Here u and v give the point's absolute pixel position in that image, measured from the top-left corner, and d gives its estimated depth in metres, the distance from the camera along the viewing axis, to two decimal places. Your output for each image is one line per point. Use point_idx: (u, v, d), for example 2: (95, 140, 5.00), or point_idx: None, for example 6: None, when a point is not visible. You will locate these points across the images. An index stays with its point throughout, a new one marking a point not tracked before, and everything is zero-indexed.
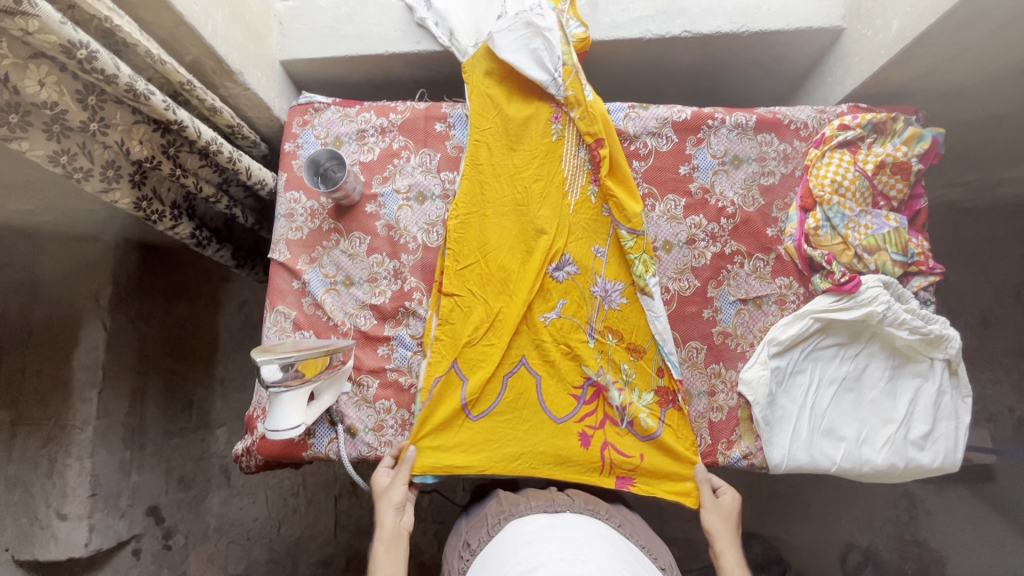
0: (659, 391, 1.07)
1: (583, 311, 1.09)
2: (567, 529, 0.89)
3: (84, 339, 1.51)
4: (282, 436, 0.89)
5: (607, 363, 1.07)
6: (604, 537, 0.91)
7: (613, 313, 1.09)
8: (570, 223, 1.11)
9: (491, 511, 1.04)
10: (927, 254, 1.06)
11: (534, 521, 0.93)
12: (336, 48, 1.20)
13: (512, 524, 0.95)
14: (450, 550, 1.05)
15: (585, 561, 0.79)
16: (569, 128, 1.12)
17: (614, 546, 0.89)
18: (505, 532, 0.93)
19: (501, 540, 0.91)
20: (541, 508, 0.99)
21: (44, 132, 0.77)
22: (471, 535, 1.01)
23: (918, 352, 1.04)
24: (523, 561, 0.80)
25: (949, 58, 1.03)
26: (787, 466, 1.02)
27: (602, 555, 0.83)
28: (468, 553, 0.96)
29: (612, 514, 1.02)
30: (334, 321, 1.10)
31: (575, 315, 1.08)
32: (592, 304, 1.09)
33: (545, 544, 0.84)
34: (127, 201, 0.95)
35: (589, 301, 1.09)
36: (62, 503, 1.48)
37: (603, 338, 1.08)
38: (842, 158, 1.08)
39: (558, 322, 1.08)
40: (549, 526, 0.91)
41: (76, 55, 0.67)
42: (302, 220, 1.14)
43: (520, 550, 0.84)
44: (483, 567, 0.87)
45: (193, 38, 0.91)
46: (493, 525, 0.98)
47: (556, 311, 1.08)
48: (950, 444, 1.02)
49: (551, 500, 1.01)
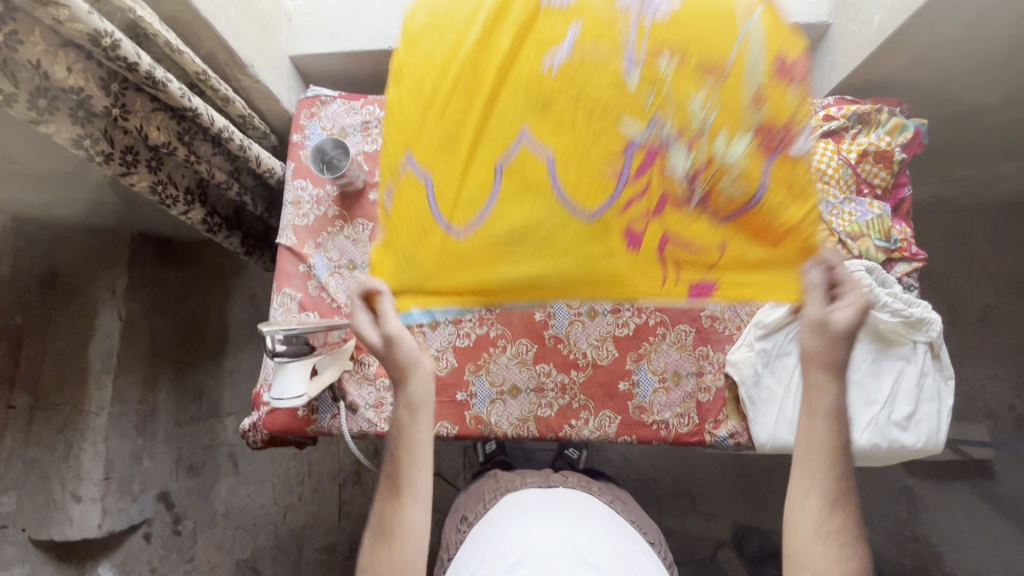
0: (760, 133, 0.59)
1: (612, 31, 0.59)
2: (559, 499, 0.96)
3: (99, 329, 1.57)
4: (286, 404, 0.94)
5: (663, 105, 0.60)
6: (593, 506, 0.97)
7: (663, 20, 0.59)
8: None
9: (488, 486, 1.08)
10: (909, 240, 1.10)
11: (527, 493, 0.98)
12: (343, 44, 1.27)
13: (507, 497, 1.00)
14: (450, 521, 1.10)
15: (572, 526, 0.86)
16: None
17: (603, 514, 0.95)
18: (498, 505, 0.98)
19: (493, 510, 0.97)
20: (535, 483, 1.03)
21: (69, 117, 0.84)
22: (468, 511, 1.05)
23: (901, 335, 1.06)
24: (517, 526, 0.87)
25: (932, 49, 1.07)
26: (772, 444, 1.06)
27: (592, 522, 0.89)
28: (466, 525, 1.01)
29: (603, 491, 1.07)
30: (337, 302, 1.15)
31: (597, 40, 0.59)
32: (625, 16, 0.60)
33: (538, 511, 0.90)
34: (144, 184, 1.01)
35: (618, 12, 0.60)
36: (77, 485, 1.53)
37: (652, 67, 0.59)
38: (826, 147, 1.11)
39: (569, 59, 0.60)
40: (541, 495, 0.97)
41: (102, 43, 0.73)
42: (308, 207, 1.20)
43: (512, 519, 0.90)
44: (479, 535, 0.92)
45: (208, 31, 0.98)
46: (489, 501, 1.03)
47: (566, 42, 0.60)
48: (932, 425, 1.05)
49: (545, 477, 1.05)
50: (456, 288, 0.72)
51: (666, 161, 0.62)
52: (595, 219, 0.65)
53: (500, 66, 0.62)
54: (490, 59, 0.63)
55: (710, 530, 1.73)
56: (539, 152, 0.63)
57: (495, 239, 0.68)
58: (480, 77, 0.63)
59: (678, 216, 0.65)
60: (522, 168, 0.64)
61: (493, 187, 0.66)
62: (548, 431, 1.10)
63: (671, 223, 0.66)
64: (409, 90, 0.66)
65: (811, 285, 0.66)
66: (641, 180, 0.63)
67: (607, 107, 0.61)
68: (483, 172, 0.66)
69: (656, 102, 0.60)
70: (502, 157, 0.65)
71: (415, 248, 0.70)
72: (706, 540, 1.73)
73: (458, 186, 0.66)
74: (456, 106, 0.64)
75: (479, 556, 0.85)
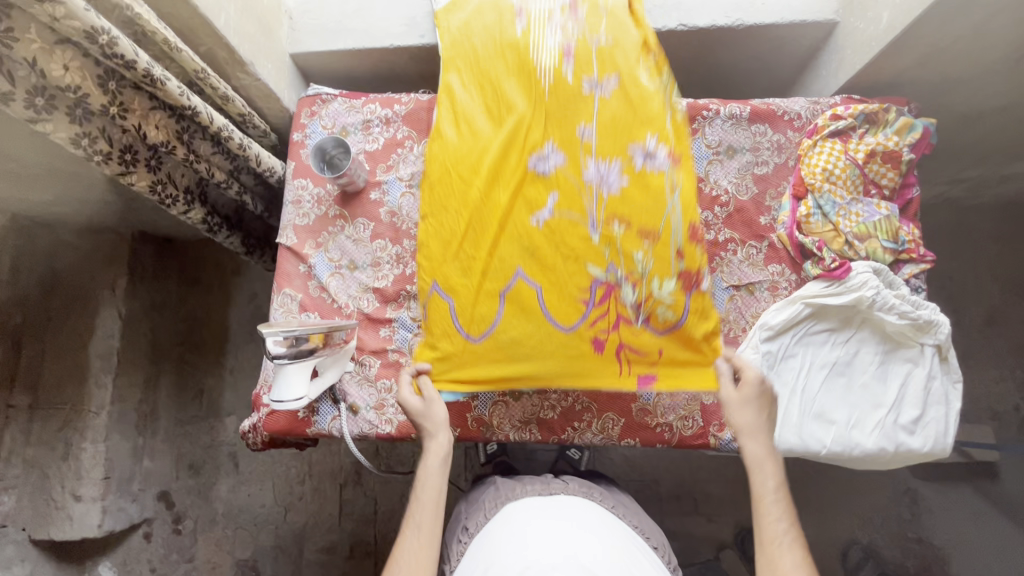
0: (680, 276, 0.99)
1: (579, 204, 1.00)
2: (560, 507, 0.94)
3: (100, 328, 1.56)
4: (286, 406, 0.94)
5: (615, 256, 1.00)
6: (594, 512, 0.96)
7: (613, 198, 1.00)
8: (546, 107, 1.02)
9: (488, 495, 1.07)
10: (917, 242, 1.08)
11: (528, 502, 0.97)
12: (344, 42, 1.25)
13: (508, 506, 0.99)
14: (450, 533, 1.08)
15: (575, 535, 0.85)
16: (535, 18, 1.06)
17: (606, 522, 0.94)
18: (500, 514, 0.97)
19: (494, 520, 0.96)
20: (536, 491, 1.02)
21: (67, 115, 0.82)
22: (469, 520, 1.04)
23: (909, 337, 1.05)
24: (518, 535, 0.86)
25: (940, 48, 1.06)
26: (777, 448, 1.04)
27: (593, 529, 0.88)
28: (467, 536, 0.99)
29: (605, 497, 1.06)
30: (338, 303, 1.14)
31: (569, 211, 1.00)
32: (589, 193, 1.00)
33: (539, 519, 0.89)
34: (144, 184, 1.00)
35: (585, 190, 1.00)
36: (77, 484, 1.52)
37: (607, 229, 1.00)
38: (833, 146, 1.10)
39: (553, 220, 1.00)
40: (542, 504, 0.96)
41: (99, 40, 0.72)
42: (308, 206, 1.18)
43: (514, 529, 0.88)
44: (480, 546, 0.91)
45: (206, 29, 0.96)
46: (491, 509, 1.01)
47: (548, 208, 1.01)
48: (940, 429, 1.04)
49: (545, 485, 1.04)
50: (478, 377, 1.02)
51: (619, 294, 1.00)
52: (572, 331, 1.00)
53: (506, 222, 1.02)
54: (495, 218, 1.02)
55: (712, 531, 1.72)
56: (530, 284, 1.00)
57: (500, 346, 1.01)
58: (491, 232, 1.02)
59: (630, 331, 1.01)
60: (518, 295, 1.00)
61: (497, 311, 1.01)
62: (551, 434, 1.09)
63: (625, 335, 1.01)
64: (434, 235, 1.06)
65: (722, 372, 0.99)
66: (602, 305, 1.00)
67: (580, 256, 1.00)
68: (490, 299, 1.01)
69: (611, 255, 1.00)
70: (503, 289, 1.01)
71: (445, 346, 1.02)
72: (708, 542, 1.72)
73: (472, 308, 1.01)
74: (476, 249, 1.02)
75: (480, 568, 0.83)
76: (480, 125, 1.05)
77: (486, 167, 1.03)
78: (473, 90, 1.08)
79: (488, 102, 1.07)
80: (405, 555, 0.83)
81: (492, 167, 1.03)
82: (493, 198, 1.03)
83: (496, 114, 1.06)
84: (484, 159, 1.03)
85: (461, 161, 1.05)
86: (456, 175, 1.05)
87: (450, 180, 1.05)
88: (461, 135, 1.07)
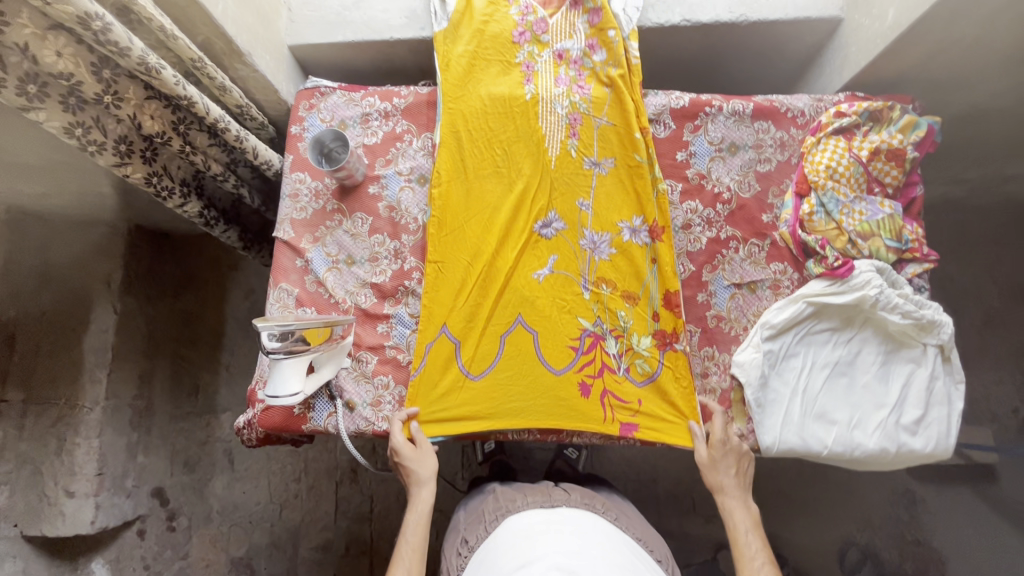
0: (656, 333, 1.10)
1: (574, 265, 1.12)
2: (562, 522, 0.92)
3: (95, 322, 1.54)
4: (282, 402, 0.92)
5: (603, 312, 1.11)
6: (598, 527, 0.94)
7: (603, 263, 1.13)
8: (552, 179, 1.14)
9: (488, 507, 1.05)
10: (921, 241, 1.07)
11: (530, 515, 0.95)
12: (343, 34, 1.23)
13: (508, 520, 0.97)
14: (449, 547, 1.06)
15: (579, 553, 0.82)
16: (545, 83, 1.16)
17: (609, 536, 0.92)
18: (500, 528, 0.95)
19: (495, 535, 0.94)
20: (537, 503, 0.99)
21: (60, 104, 0.81)
22: (468, 532, 1.02)
23: (911, 336, 1.04)
24: (519, 554, 0.82)
25: (946, 46, 1.04)
26: (778, 448, 1.03)
27: (596, 547, 0.85)
28: (466, 550, 0.98)
29: (608, 508, 1.04)
30: (335, 298, 1.12)
31: (566, 270, 1.12)
32: (583, 257, 1.13)
33: (541, 537, 0.86)
34: (139, 175, 0.99)
35: (579, 254, 1.13)
36: (70, 481, 1.50)
37: (597, 289, 1.12)
38: (837, 144, 1.09)
39: (551, 278, 1.12)
40: (544, 518, 0.94)
41: (92, 27, 0.71)
42: (306, 200, 1.17)
43: (516, 546, 0.86)
44: (481, 561, 0.89)
45: (203, 18, 0.94)
46: (491, 522, 0.99)
47: (549, 267, 1.12)
48: (942, 429, 1.03)
49: (547, 496, 1.02)
50: (470, 417, 1.06)
51: (604, 345, 1.10)
52: (560, 374, 1.08)
53: (510, 275, 1.11)
54: (502, 269, 1.11)
55: (710, 531, 1.72)
56: (528, 331, 1.10)
57: (497, 385, 1.07)
58: (497, 281, 1.10)
59: (613, 378, 1.09)
60: (516, 340, 1.10)
61: (498, 350, 1.09)
62: (550, 434, 1.09)
63: (609, 382, 1.08)
64: (442, 273, 1.11)
65: (698, 434, 1.03)
66: (589, 353, 1.09)
67: (572, 309, 1.11)
68: (492, 339, 1.09)
69: (599, 311, 1.11)
70: (506, 331, 1.10)
71: (447, 380, 1.07)
72: (706, 542, 1.71)
73: (476, 346, 1.09)
74: (479, 299, 1.10)
75: None
76: (490, 182, 1.14)
77: (496, 223, 1.12)
78: (479, 141, 1.15)
79: (496, 159, 1.15)
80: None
81: (503, 222, 1.11)
82: (501, 252, 1.12)
83: (505, 172, 1.14)
84: (496, 217, 1.12)
85: (472, 210, 1.13)
86: (466, 225, 1.13)
87: (460, 228, 1.13)
88: (472, 185, 1.14)
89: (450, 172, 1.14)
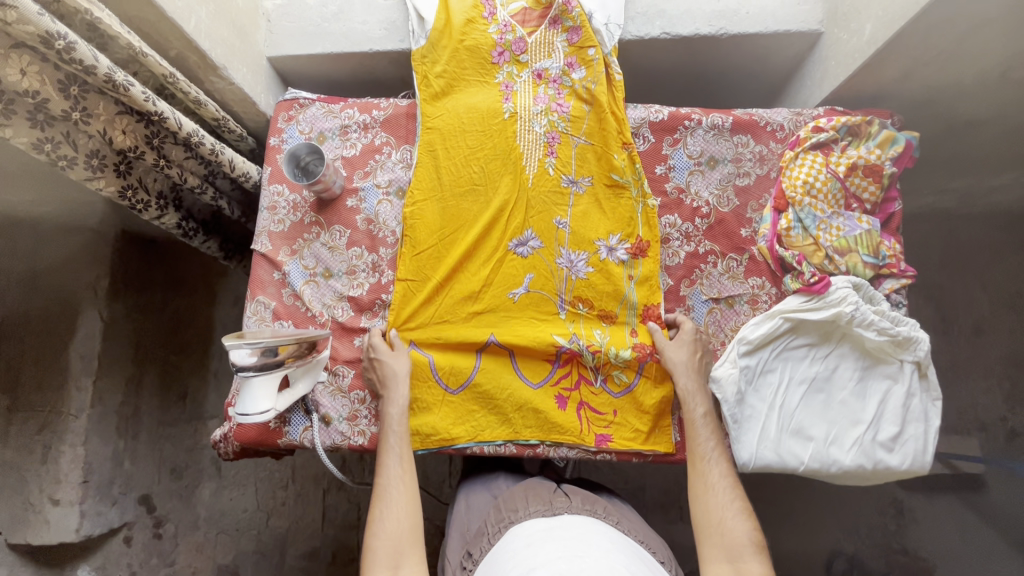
0: (636, 346, 1.09)
1: (551, 283, 1.12)
2: (565, 528, 0.90)
3: (80, 328, 1.54)
4: (251, 420, 0.91)
5: (579, 329, 1.10)
6: (601, 532, 0.91)
7: (580, 282, 1.12)
8: (529, 197, 1.13)
9: (490, 518, 1.01)
10: (898, 256, 1.07)
11: (532, 525, 0.93)
12: (322, 45, 1.23)
13: (511, 531, 0.94)
14: (452, 558, 1.03)
15: (582, 556, 0.80)
16: (524, 100, 1.15)
17: (615, 541, 0.90)
18: (504, 540, 0.92)
19: (499, 546, 0.91)
20: (539, 512, 0.96)
21: (27, 120, 0.80)
22: (472, 546, 0.98)
23: (888, 353, 1.03)
24: (521, 564, 0.80)
25: (924, 61, 1.04)
26: (755, 465, 1.03)
27: (602, 551, 0.83)
28: (472, 564, 0.94)
29: (609, 512, 1.02)
30: (312, 311, 1.12)
31: (542, 289, 1.12)
32: (559, 276, 1.12)
33: (542, 546, 0.84)
34: (112, 189, 0.98)
35: (556, 273, 1.12)
36: (54, 488, 1.50)
37: (573, 309, 1.12)
38: (815, 159, 1.08)
39: (526, 297, 1.11)
40: (547, 526, 0.91)
41: (55, 45, 0.70)
42: (284, 212, 1.17)
43: (518, 554, 0.84)
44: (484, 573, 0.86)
45: (176, 32, 0.94)
46: (493, 534, 0.96)
47: (524, 286, 1.12)
48: (919, 446, 1.02)
49: (548, 503, 0.99)
50: (443, 430, 1.06)
51: (581, 359, 1.09)
52: (537, 387, 1.08)
53: (483, 294, 1.11)
54: (476, 286, 1.10)
55: None
56: (502, 348, 1.09)
57: (476, 398, 1.08)
58: (471, 299, 1.10)
59: (590, 390, 1.09)
60: (490, 355, 1.09)
61: (474, 364, 1.08)
62: (525, 448, 1.07)
63: (585, 394, 1.09)
64: (413, 292, 1.11)
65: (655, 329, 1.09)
66: (565, 367, 1.10)
67: (549, 326, 1.11)
68: (467, 354, 1.09)
69: (575, 328, 1.11)
70: (480, 348, 1.09)
71: (424, 396, 1.07)
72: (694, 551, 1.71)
73: (450, 361, 1.08)
74: (455, 318, 1.10)
75: None
76: (467, 201, 1.14)
77: (469, 239, 1.11)
78: (456, 158, 1.15)
79: (474, 177, 1.14)
80: (391, 481, 0.92)
81: (476, 239, 1.11)
82: (475, 270, 1.11)
83: (482, 190, 1.14)
84: (471, 232, 1.12)
85: (447, 227, 1.13)
86: (440, 242, 1.13)
87: (434, 245, 1.12)
88: (448, 204, 1.14)
89: (428, 187, 1.14)
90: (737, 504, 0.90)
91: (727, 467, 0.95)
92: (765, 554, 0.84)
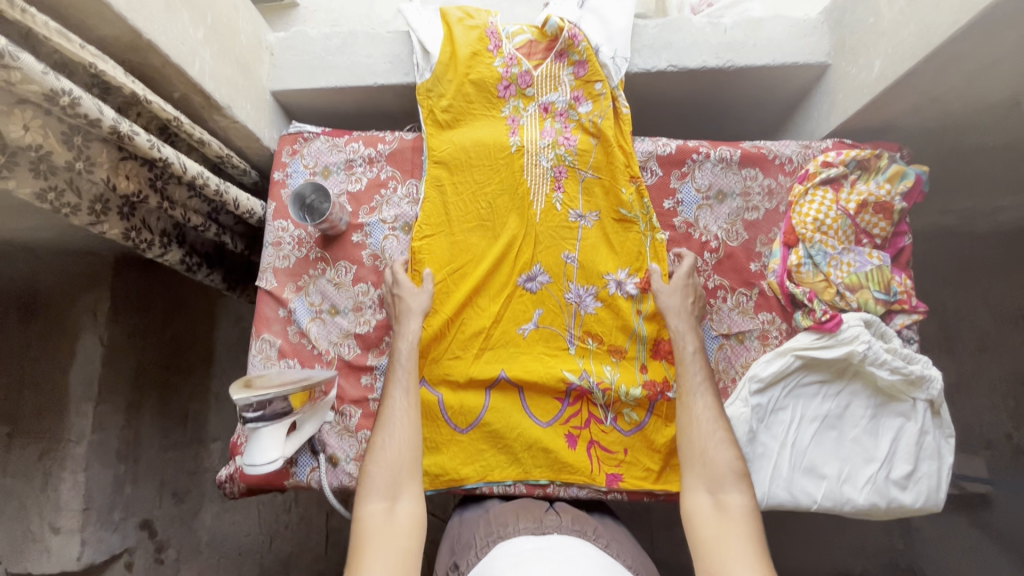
0: (646, 384, 1.08)
1: (560, 319, 1.11)
2: (554, 551, 0.83)
3: (80, 353, 1.52)
4: (260, 470, 0.90)
5: (589, 365, 1.10)
6: (590, 556, 0.84)
7: (589, 317, 1.12)
8: (537, 232, 1.12)
9: (476, 532, 0.95)
10: (910, 293, 1.06)
11: (519, 543, 0.86)
12: (327, 79, 1.22)
13: (497, 547, 0.87)
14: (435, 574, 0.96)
15: None
16: (531, 133, 1.14)
17: (604, 566, 0.82)
18: (489, 556, 0.85)
19: (483, 564, 0.84)
20: (528, 530, 0.90)
21: (30, 170, 0.79)
22: (459, 558, 0.92)
23: (901, 392, 1.02)
24: None
25: (934, 97, 1.04)
26: (767, 503, 1.02)
27: None
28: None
29: (600, 535, 0.94)
30: (319, 349, 1.11)
31: (552, 324, 1.11)
32: (568, 312, 1.12)
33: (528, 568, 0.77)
34: (116, 232, 0.96)
35: (565, 308, 1.12)
36: (55, 516, 1.48)
37: (583, 344, 1.11)
38: (825, 196, 1.08)
39: (536, 333, 1.11)
40: (535, 547, 0.84)
41: (59, 101, 0.69)
42: (288, 248, 1.15)
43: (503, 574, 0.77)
44: None
45: (180, 76, 0.93)
46: (480, 547, 0.89)
47: (533, 321, 1.11)
48: (932, 484, 1.02)
49: (539, 522, 0.93)
50: (453, 471, 1.04)
51: (591, 398, 1.08)
52: (547, 427, 1.07)
53: (494, 330, 1.10)
54: (485, 322, 1.09)
55: None
56: (512, 385, 1.08)
57: (486, 438, 1.06)
58: (481, 336, 1.09)
59: (600, 428, 1.08)
60: (500, 393, 1.08)
61: (483, 403, 1.07)
62: (536, 488, 1.05)
63: (595, 433, 1.08)
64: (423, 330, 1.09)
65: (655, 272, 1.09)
66: (575, 405, 1.09)
67: (559, 361, 1.10)
68: (477, 392, 1.08)
69: (585, 364, 1.10)
70: (490, 385, 1.08)
71: (433, 437, 1.06)
72: None
73: (460, 400, 1.07)
74: (465, 354, 1.09)
75: None
76: (474, 236, 1.13)
77: (478, 275, 1.09)
78: (463, 193, 1.14)
79: (482, 212, 1.13)
80: (394, 411, 0.93)
81: (485, 274, 1.10)
82: (485, 305, 1.10)
83: (489, 226, 1.13)
84: (480, 267, 1.11)
85: (455, 262, 1.12)
86: (448, 277, 1.11)
87: (442, 281, 1.11)
88: (456, 238, 1.13)
89: (435, 223, 1.13)
90: (722, 436, 0.91)
91: (714, 401, 0.95)
92: (746, 481, 0.87)
